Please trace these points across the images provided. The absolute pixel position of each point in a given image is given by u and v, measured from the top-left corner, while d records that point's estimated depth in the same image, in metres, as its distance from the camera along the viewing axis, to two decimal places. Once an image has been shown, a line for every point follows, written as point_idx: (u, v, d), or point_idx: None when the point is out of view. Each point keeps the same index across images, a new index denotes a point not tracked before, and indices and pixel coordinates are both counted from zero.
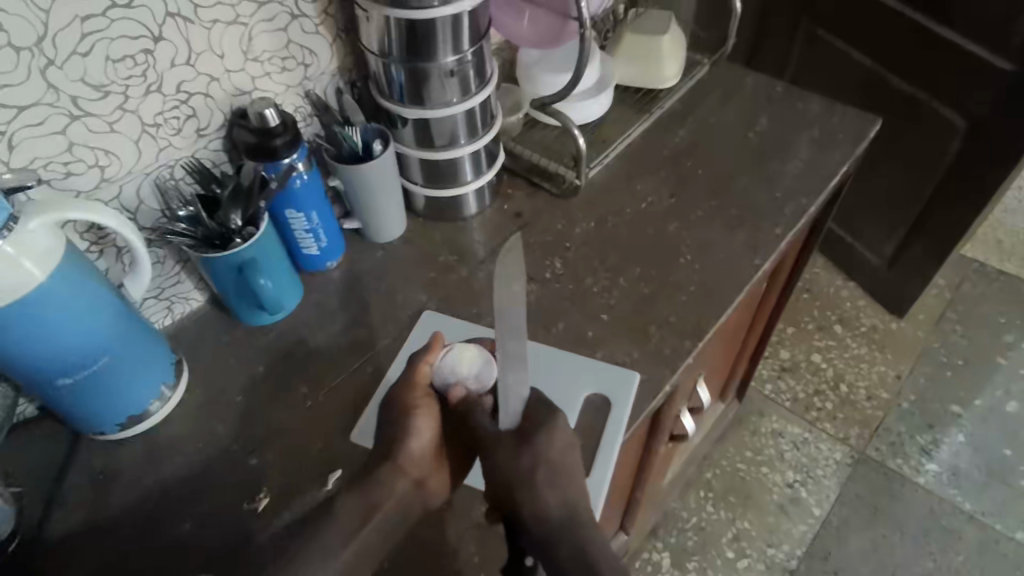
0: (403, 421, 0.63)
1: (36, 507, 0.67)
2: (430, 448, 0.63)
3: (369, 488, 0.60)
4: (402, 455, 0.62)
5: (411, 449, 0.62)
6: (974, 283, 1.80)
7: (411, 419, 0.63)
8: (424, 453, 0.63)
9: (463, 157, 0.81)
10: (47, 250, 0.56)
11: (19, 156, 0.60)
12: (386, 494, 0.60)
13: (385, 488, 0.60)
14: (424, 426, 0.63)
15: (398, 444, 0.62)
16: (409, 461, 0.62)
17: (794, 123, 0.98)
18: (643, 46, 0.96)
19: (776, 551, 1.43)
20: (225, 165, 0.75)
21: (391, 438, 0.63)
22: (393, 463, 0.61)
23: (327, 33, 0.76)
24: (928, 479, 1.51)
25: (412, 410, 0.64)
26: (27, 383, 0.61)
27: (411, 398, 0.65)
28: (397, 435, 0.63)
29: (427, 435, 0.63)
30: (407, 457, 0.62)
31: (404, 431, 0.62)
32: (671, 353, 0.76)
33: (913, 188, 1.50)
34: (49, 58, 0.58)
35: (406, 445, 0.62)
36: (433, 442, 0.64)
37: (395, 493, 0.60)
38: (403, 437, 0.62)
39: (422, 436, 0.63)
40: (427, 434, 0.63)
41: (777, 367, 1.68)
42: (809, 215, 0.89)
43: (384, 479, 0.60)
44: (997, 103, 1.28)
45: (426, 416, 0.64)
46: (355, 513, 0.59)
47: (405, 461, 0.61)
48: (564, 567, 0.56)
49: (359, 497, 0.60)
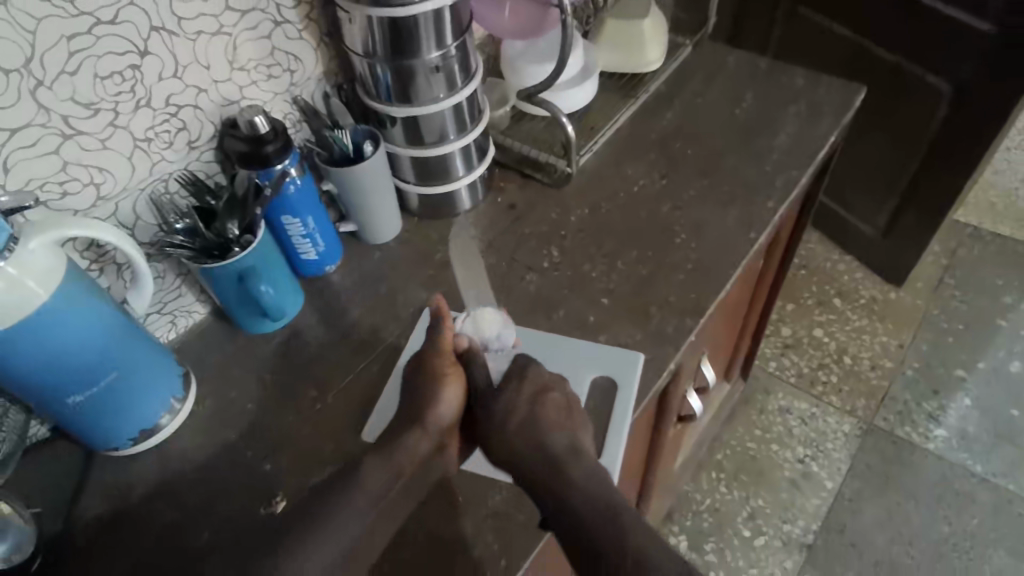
0: (432, 389, 0.65)
1: (54, 528, 0.67)
2: (455, 416, 0.66)
3: (393, 454, 0.62)
4: (429, 422, 0.64)
5: (437, 416, 0.64)
6: (970, 247, 1.80)
7: (440, 387, 0.65)
8: (450, 421, 0.65)
9: (454, 152, 0.81)
10: (49, 268, 0.56)
11: (15, 178, 0.60)
12: (410, 459, 0.62)
13: (408, 452, 0.63)
14: (453, 394, 0.65)
15: (426, 411, 0.64)
16: (435, 425, 0.64)
17: (779, 99, 0.98)
18: (624, 31, 0.97)
19: (792, 527, 1.44)
20: (218, 176, 0.75)
21: (419, 405, 0.64)
22: (417, 430, 0.63)
23: (311, 38, 0.76)
24: (938, 444, 1.52)
25: (441, 378, 0.65)
26: (37, 401, 0.61)
27: (443, 366, 0.66)
28: (425, 401, 0.64)
29: (454, 404, 0.65)
30: (434, 425, 0.64)
31: (432, 397, 0.64)
32: (673, 331, 0.76)
33: (902, 156, 1.51)
34: (38, 79, 0.58)
35: (434, 411, 0.64)
36: (458, 410, 0.66)
37: (418, 458, 0.63)
38: (432, 405, 0.64)
39: (450, 404, 0.65)
40: (454, 402, 0.65)
41: (780, 344, 1.68)
42: (801, 186, 0.90)
43: (409, 443, 0.63)
44: (979, 67, 1.29)
45: (453, 385, 0.66)
46: (383, 477, 0.61)
47: (432, 427, 0.64)
48: (581, 508, 0.59)
49: (384, 464, 0.62)
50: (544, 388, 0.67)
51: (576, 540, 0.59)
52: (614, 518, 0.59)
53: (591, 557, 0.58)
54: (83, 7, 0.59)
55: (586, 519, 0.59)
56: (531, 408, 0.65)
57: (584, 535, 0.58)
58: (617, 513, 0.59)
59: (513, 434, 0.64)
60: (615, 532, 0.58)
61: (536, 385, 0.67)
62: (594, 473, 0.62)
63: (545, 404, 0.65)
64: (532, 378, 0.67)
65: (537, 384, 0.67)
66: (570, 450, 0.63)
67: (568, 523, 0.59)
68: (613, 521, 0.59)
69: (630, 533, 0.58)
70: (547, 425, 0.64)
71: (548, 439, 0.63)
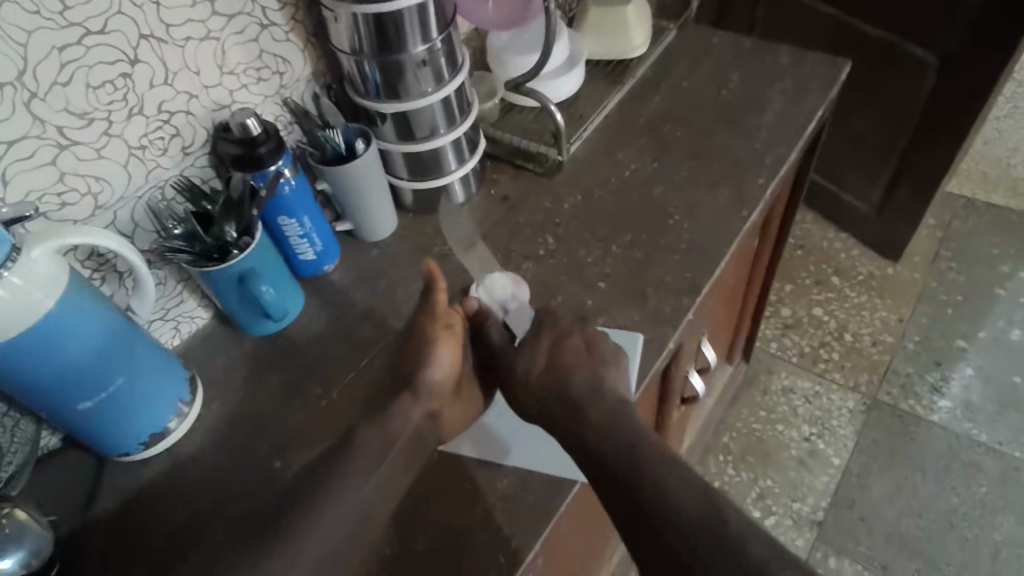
0: (424, 354, 0.68)
1: (70, 535, 0.68)
2: (447, 381, 0.69)
3: (386, 420, 0.66)
4: (420, 387, 0.67)
5: (426, 382, 0.67)
6: (965, 218, 1.81)
7: (429, 353, 0.68)
8: (440, 386, 0.68)
9: (445, 146, 0.82)
10: (52, 277, 0.57)
11: (14, 190, 0.61)
12: (404, 425, 0.66)
13: (399, 420, 0.66)
14: (444, 359, 0.68)
15: (418, 378, 0.67)
16: (425, 391, 0.67)
17: (765, 77, 0.99)
18: (608, 18, 0.98)
19: (801, 505, 1.44)
20: (214, 180, 0.76)
21: (411, 372, 0.68)
22: (409, 395, 0.67)
23: (298, 39, 0.77)
24: (942, 416, 1.53)
25: (431, 345, 0.68)
26: (48, 409, 0.62)
27: (434, 331, 0.68)
28: (415, 368, 0.68)
29: (444, 368, 0.68)
30: (424, 390, 0.67)
31: (422, 363, 0.67)
32: (671, 311, 0.77)
33: (891, 131, 1.52)
34: (31, 91, 0.59)
35: (422, 377, 0.67)
36: (449, 373, 0.69)
37: (410, 424, 0.66)
38: (423, 370, 0.67)
39: (441, 369, 0.68)
40: (446, 366, 0.68)
41: (780, 324, 1.69)
42: (791, 162, 0.91)
43: (400, 410, 0.66)
44: (962, 37, 1.30)
45: (444, 350, 0.68)
46: (377, 443, 0.65)
47: (422, 392, 0.67)
48: (604, 445, 0.61)
49: (377, 431, 0.65)
50: (562, 335, 0.70)
51: (601, 473, 0.61)
52: (635, 450, 0.61)
53: (616, 489, 0.59)
54: (72, 18, 0.59)
55: (607, 452, 0.61)
56: (551, 358, 0.69)
57: (608, 468, 0.60)
58: (637, 448, 0.61)
59: (535, 381, 0.68)
60: (636, 465, 0.60)
61: (553, 334, 0.70)
62: (615, 413, 0.64)
63: (565, 350, 0.69)
64: (549, 328, 0.71)
65: (555, 332, 0.70)
66: (590, 391, 0.66)
67: (591, 458, 0.62)
68: (634, 452, 0.60)
69: (652, 463, 0.60)
70: (566, 371, 0.67)
71: (569, 382, 0.66)
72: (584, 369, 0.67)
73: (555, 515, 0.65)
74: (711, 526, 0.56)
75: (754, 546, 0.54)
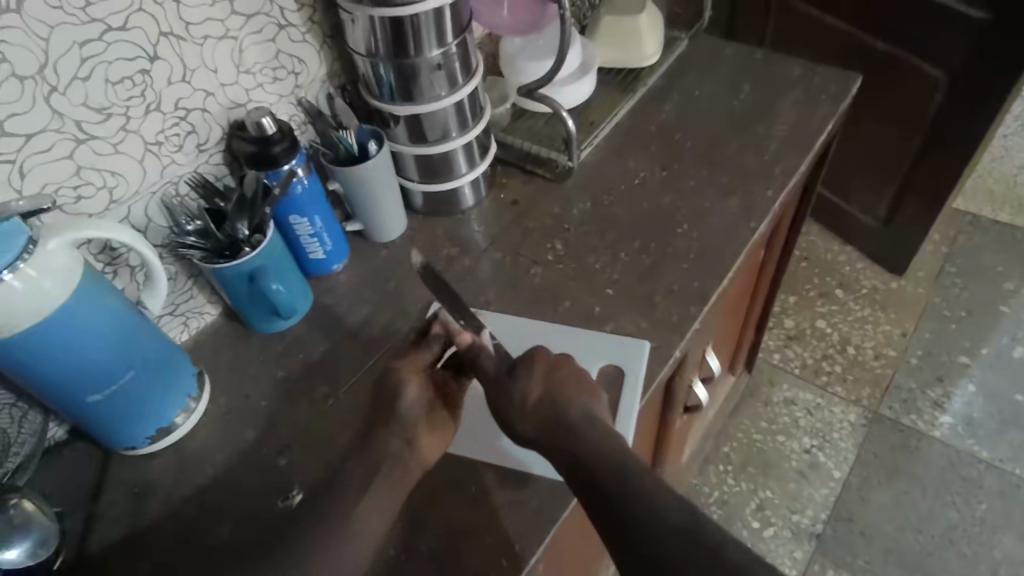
0: (398, 386, 0.66)
1: (75, 527, 0.68)
2: (427, 410, 0.66)
3: (372, 451, 0.64)
4: (397, 419, 0.65)
5: (399, 417, 0.65)
6: (970, 234, 1.81)
7: (399, 391, 0.66)
8: (421, 416, 0.66)
9: (457, 150, 0.83)
10: (66, 267, 0.58)
11: (31, 183, 0.61)
12: (388, 457, 0.64)
13: (379, 453, 0.64)
14: (415, 394, 0.66)
15: (396, 409, 0.66)
16: (400, 425, 0.65)
17: (777, 89, 1.00)
18: (621, 27, 0.99)
19: (801, 518, 1.44)
20: (227, 178, 0.77)
21: (389, 404, 0.66)
22: (390, 427, 0.65)
23: (314, 40, 0.78)
24: (944, 431, 1.53)
25: (401, 383, 0.67)
26: (57, 401, 0.62)
27: (407, 366, 0.68)
28: (389, 404, 0.66)
29: (416, 403, 0.66)
30: (404, 421, 0.65)
31: (395, 400, 0.66)
32: (678, 319, 0.77)
33: (899, 145, 1.53)
34: (52, 85, 0.60)
35: (396, 412, 0.65)
36: (422, 407, 0.66)
37: (391, 456, 0.64)
38: (399, 401, 0.66)
39: (417, 400, 0.66)
40: (416, 401, 0.66)
41: (783, 336, 1.69)
42: (800, 174, 0.91)
43: (380, 444, 0.65)
44: (971, 53, 1.30)
45: (415, 387, 0.66)
46: (363, 474, 0.63)
47: (401, 423, 0.65)
48: (590, 462, 0.61)
49: (362, 462, 0.64)
50: (555, 365, 0.68)
51: (589, 492, 0.60)
52: (620, 464, 0.60)
53: (605, 505, 0.59)
54: (95, 14, 0.60)
55: (595, 469, 0.60)
56: (546, 387, 0.66)
57: (595, 485, 0.60)
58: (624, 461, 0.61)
59: (530, 412, 0.65)
60: (623, 479, 0.59)
61: (546, 364, 0.68)
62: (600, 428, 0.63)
63: (560, 380, 0.67)
64: (541, 358, 0.68)
65: (547, 362, 0.68)
66: (583, 419, 0.64)
67: (584, 476, 0.61)
68: (622, 465, 0.60)
69: (638, 476, 0.59)
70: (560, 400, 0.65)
71: (561, 410, 0.64)
72: (578, 398, 0.66)
73: (559, 521, 0.65)
74: (693, 535, 0.55)
75: (733, 552, 0.54)
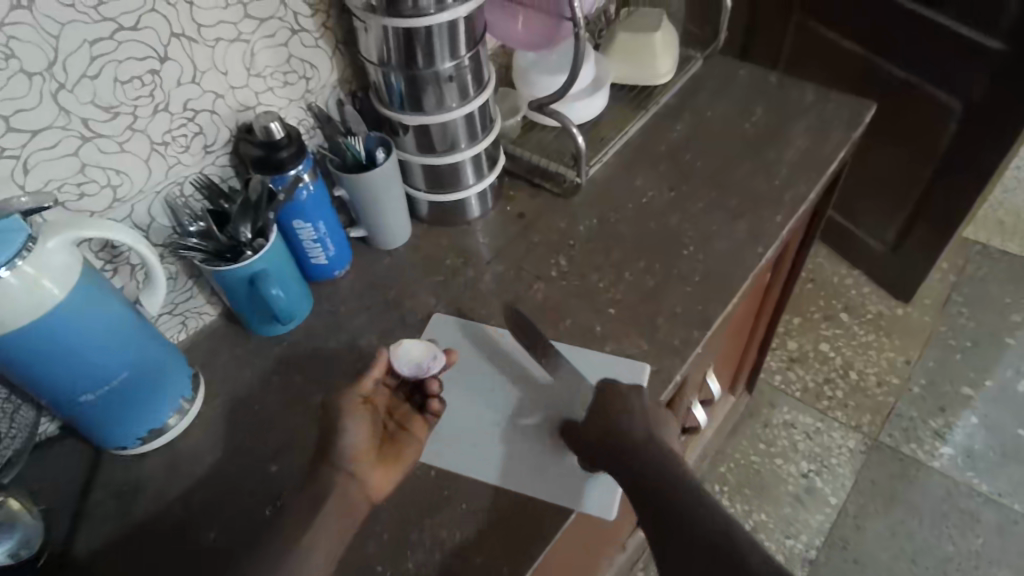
0: (337, 418, 0.65)
1: (61, 524, 0.67)
2: (370, 443, 0.65)
3: (314, 484, 0.61)
4: (338, 451, 0.63)
5: (343, 449, 0.63)
6: (979, 264, 1.80)
7: (343, 422, 0.64)
8: (361, 449, 0.64)
9: (465, 161, 0.82)
10: (65, 265, 0.57)
11: (34, 179, 0.61)
12: (329, 491, 0.61)
13: (323, 486, 0.61)
14: (359, 427, 0.64)
15: (335, 442, 0.63)
16: (344, 457, 0.63)
17: (791, 113, 0.99)
18: (636, 44, 0.98)
19: (794, 542, 1.43)
20: (232, 179, 0.76)
21: (328, 438, 0.64)
22: (331, 458, 0.63)
23: (327, 46, 0.78)
24: (943, 462, 1.51)
25: (344, 415, 0.65)
26: (49, 399, 0.62)
27: (350, 396, 0.66)
28: (332, 436, 0.64)
29: (360, 435, 0.64)
30: (343, 453, 0.63)
31: (338, 432, 0.64)
32: (680, 343, 0.77)
33: (911, 172, 1.51)
34: (60, 82, 0.60)
35: (339, 445, 0.63)
36: (367, 440, 0.65)
37: (336, 487, 0.61)
38: (336, 435, 0.64)
39: (359, 433, 0.64)
40: (359, 434, 0.64)
41: (785, 358, 1.68)
42: (810, 202, 0.90)
43: (322, 478, 0.61)
44: (988, 84, 1.29)
45: (358, 419, 0.65)
46: (307, 505, 0.60)
47: (342, 455, 0.63)
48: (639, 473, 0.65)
49: (305, 494, 0.61)
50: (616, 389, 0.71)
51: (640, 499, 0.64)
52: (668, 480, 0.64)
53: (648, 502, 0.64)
54: (107, 13, 0.60)
55: (643, 479, 0.64)
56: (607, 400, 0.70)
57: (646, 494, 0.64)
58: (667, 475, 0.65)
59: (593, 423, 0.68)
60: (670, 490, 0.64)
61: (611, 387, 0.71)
62: (651, 440, 0.66)
63: (620, 401, 0.69)
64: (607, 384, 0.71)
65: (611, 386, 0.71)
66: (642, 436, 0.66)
67: (634, 483, 0.65)
68: (667, 474, 0.64)
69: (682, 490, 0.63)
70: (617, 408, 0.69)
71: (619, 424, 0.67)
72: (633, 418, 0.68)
73: (553, 539, 0.64)
74: (722, 549, 0.59)
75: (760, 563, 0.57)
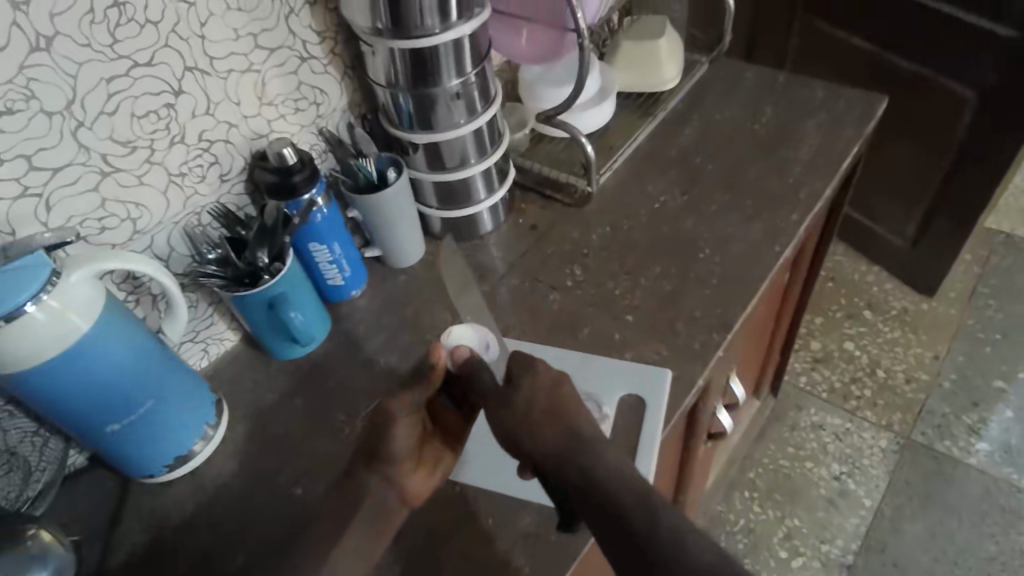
0: (383, 423, 0.62)
1: (92, 555, 0.68)
2: (413, 450, 0.63)
3: (348, 490, 0.62)
4: (384, 460, 0.62)
5: (391, 457, 0.62)
6: (1004, 254, 1.76)
7: (390, 430, 0.62)
8: (406, 458, 0.62)
9: (476, 176, 0.83)
10: (89, 299, 0.58)
11: (57, 216, 0.63)
12: (364, 500, 0.61)
13: (359, 496, 0.61)
14: (406, 435, 0.62)
15: (382, 447, 0.62)
16: (393, 467, 0.62)
17: (800, 111, 0.98)
18: (643, 52, 0.98)
19: (830, 547, 1.39)
20: (248, 207, 0.78)
21: (374, 444, 0.63)
22: (375, 465, 0.62)
23: (335, 72, 0.79)
24: (980, 459, 1.47)
25: (392, 421, 0.62)
26: (78, 430, 0.63)
27: (400, 404, 0.63)
28: (379, 442, 0.62)
29: (406, 442, 0.62)
30: (390, 460, 0.62)
31: (386, 438, 0.62)
32: (701, 347, 0.76)
33: (927, 163, 1.49)
34: (79, 120, 0.61)
35: (387, 454, 0.62)
36: (412, 446, 0.63)
37: (374, 497, 0.61)
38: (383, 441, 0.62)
39: (406, 440, 0.63)
40: (406, 441, 0.62)
41: (810, 358, 1.65)
42: (825, 199, 0.89)
43: (362, 488, 0.62)
44: (1003, 71, 1.27)
45: (406, 426, 0.62)
46: (334, 521, 0.61)
47: (388, 465, 0.62)
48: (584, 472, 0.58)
49: (337, 504, 0.62)
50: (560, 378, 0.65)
51: (586, 504, 0.58)
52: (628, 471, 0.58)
53: (595, 508, 0.57)
54: (121, 51, 0.62)
55: (581, 481, 0.58)
56: (554, 388, 0.64)
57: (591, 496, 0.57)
58: (655, 525, 0.55)
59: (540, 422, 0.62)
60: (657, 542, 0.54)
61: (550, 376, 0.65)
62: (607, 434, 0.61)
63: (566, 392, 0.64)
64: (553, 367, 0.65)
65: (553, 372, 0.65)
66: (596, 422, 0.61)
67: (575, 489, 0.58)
68: (606, 477, 0.57)
69: (632, 488, 0.57)
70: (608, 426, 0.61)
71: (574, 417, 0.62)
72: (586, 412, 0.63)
73: (578, 557, 0.63)
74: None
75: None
